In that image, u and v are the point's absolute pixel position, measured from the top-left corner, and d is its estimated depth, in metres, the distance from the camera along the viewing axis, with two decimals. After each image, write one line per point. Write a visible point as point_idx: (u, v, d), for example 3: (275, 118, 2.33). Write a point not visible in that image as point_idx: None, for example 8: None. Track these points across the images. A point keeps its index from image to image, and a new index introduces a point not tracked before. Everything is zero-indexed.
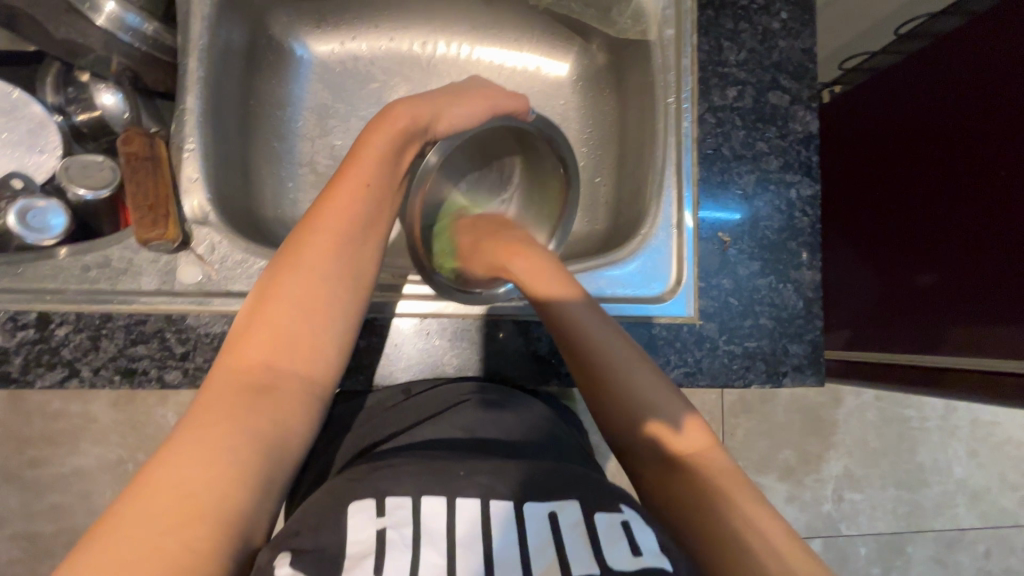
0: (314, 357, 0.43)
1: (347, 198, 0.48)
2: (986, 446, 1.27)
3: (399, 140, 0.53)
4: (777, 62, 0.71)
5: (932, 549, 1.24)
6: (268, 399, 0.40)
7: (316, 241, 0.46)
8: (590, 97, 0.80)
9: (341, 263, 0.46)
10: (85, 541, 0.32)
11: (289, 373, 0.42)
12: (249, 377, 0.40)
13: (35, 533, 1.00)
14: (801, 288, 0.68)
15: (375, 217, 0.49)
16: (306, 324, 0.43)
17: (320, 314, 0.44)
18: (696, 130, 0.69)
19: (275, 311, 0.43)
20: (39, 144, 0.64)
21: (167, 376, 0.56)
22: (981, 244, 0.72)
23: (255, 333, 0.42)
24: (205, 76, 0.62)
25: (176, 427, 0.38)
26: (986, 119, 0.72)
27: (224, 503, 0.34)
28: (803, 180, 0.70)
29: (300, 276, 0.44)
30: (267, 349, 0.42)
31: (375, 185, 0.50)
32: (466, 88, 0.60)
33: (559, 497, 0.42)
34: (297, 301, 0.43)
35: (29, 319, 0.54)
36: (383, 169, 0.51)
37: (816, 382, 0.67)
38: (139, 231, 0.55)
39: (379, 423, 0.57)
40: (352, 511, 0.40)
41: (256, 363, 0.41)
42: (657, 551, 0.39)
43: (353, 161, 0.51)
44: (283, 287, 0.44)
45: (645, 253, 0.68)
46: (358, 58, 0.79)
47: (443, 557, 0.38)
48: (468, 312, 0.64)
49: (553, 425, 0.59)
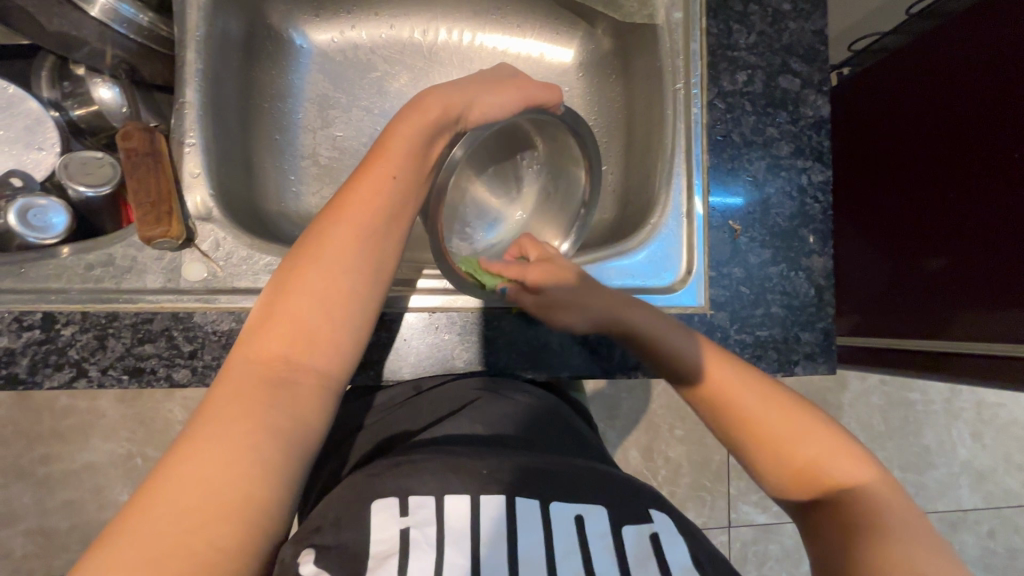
0: (332, 351, 0.42)
1: (370, 190, 0.47)
2: (991, 428, 1.28)
3: (428, 131, 0.51)
4: (787, 45, 0.69)
5: (937, 530, 1.25)
6: (286, 394, 0.39)
7: (340, 232, 0.44)
8: (595, 83, 0.79)
9: (363, 255, 0.45)
10: (109, 529, 0.33)
11: (307, 367, 0.41)
12: (268, 370, 0.39)
13: (49, 529, 1.01)
14: (812, 276, 0.67)
15: (400, 209, 0.48)
16: (327, 317, 0.42)
17: (341, 306, 0.43)
18: (706, 117, 0.68)
19: (293, 301, 0.42)
20: (37, 141, 0.62)
21: (176, 375, 0.55)
22: (990, 229, 0.71)
23: (274, 322, 0.41)
24: (204, 68, 0.61)
25: (195, 415, 0.37)
26: (1001, 100, 0.70)
27: (244, 501, 0.34)
28: (815, 166, 0.69)
29: (322, 267, 0.43)
30: (286, 340, 0.41)
31: (401, 176, 0.48)
32: (496, 76, 0.57)
33: (583, 501, 0.42)
34: (317, 293, 0.42)
35: (35, 319, 0.53)
36: (412, 159, 0.49)
37: (826, 371, 0.66)
38: (142, 229, 0.54)
39: (396, 419, 0.58)
40: (375, 510, 0.39)
41: (277, 354, 0.40)
42: (687, 567, 0.39)
43: (380, 150, 0.49)
44: (303, 279, 0.42)
45: (654, 243, 0.67)
46: (358, 46, 0.77)
47: (465, 557, 0.38)
48: (474, 305, 0.63)
49: (564, 421, 0.60)
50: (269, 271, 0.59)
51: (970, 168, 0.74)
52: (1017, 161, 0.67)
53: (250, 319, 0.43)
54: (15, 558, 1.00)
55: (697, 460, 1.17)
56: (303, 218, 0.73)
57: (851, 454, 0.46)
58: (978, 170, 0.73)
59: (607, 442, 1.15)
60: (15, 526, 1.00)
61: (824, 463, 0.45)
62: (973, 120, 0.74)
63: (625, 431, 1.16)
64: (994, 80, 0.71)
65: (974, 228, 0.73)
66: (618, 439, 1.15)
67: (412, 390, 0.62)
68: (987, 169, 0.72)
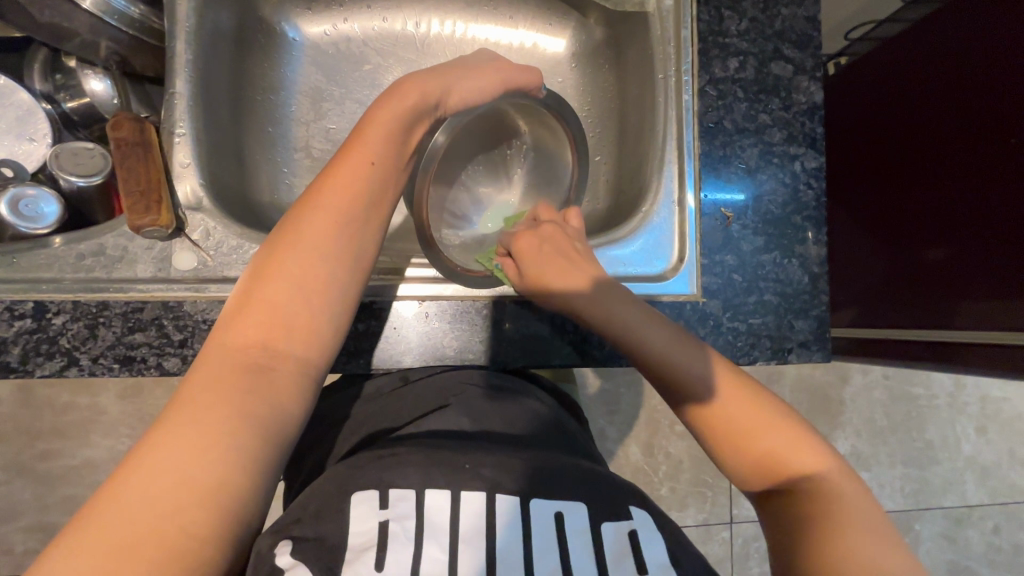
0: (310, 337, 0.42)
1: (348, 176, 0.46)
2: (996, 422, 1.26)
3: (407, 117, 0.51)
4: (779, 32, 0.69)
5: (940, 525, 1.24)
6: (263, 380, 0.39)
7: (317, 218, 0.44)
8: (588, 74, 0.78)
9: (342, 241, 0.44)
10: (80, 516, 0.32)
11: (286, 352, 0.40)
12: (245, 356, 0.39)
13: (51, 524, 1.01)
14: (806, 263, 0.67)
15: (379, 196, 0.48)
16: (304, 303, 0.42)
17: (319, 293, 0.42)
18: (697, 104, 0.68)
19: (270, 287, 0.41)
20: (28, 132, 0.63)
21: (167, 363, 0.55)
22: (989, 217, 0.70)
23: (251, 309, 0.41)
24: (193, 59, 0.61)
25: (171, 403, 0.37)
26: (997, 86, 0.69)
27: (221, 488, 0.34)
28: (808, 153, 0.68)
29: (299, 253, 0.43)
30: (264, 326, 0.40)
31: (379, 162, 0.48)
32: (472, 61, 0.57)
33: (565, 498, 0.42)
34: (295, 279, 0.42)
35: (25, 308, 0.53)
36: (390, 145, 0.49)
37: (822, 359, 0.66)
38: (131, 217, 0.54)
39: (384, 412, 0.57)
40: (355, 503, 0.39)
41: (254, 340, 0.40)
42: (664, 564, 0.39)
43: (358, 137, 0.49)
44: (280, 265, 0.42)
45: (647, 231, 0.67)
46: (350, 39, 0.77)
47: (444, 552, 0.38)
48: (478, 295, 0.63)
49: (551, 413, 0.60)
50: None
51: (966, 153, 0.73)
52: (1015, 148, 0.67)
53: (227, 307, 0.43)
54: (17, 554, 1.01)
55: (697, 455, 1.16)
56: None
57: (811, 444, 0.46)
58: (976, 157, 0.72)
59: (606, 437, 1.15)
60: (17, 522, 1.01)
61: (785, 454, 0.45)
62: (968, 106, 0.73)
63: (624, 426, 1.15)
64: (990, 65, 0.70)
65: (971, 215, 0.72)
66: (617, 434, 1.15)
67: (399, 381, 0.61)
68: (982, 156, 0.71)
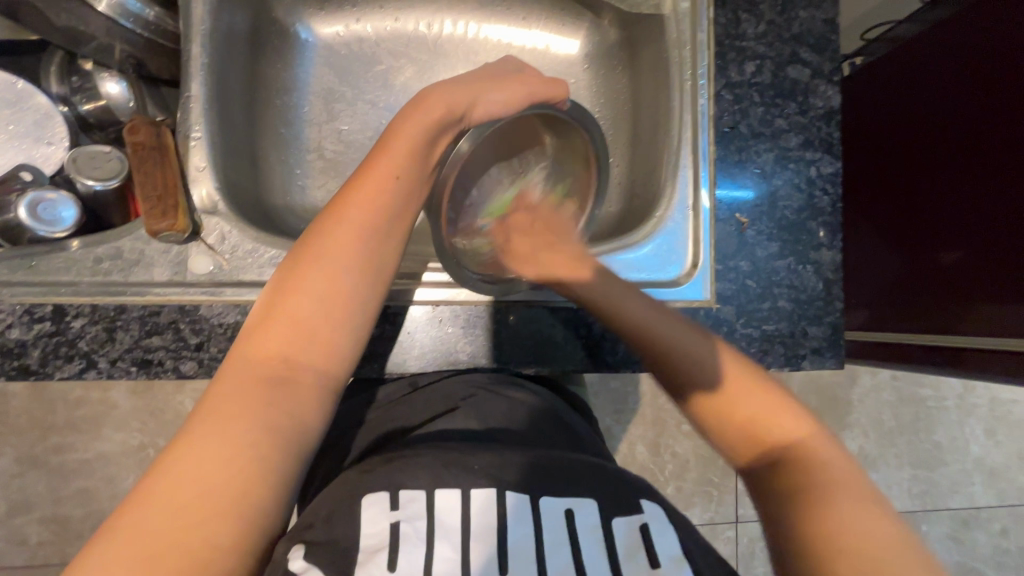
0: (331, 350, 0.42)
1: (373, 188, 0.46)
2: (1005, 425, 1.26)
3: (433, 129, 0.51)
4: (797, 35, 0.68)
5: (947, 527, 1.24)
6: (284, 391, 0.39)
7: (341, 230, 0.44)
8: (601, 75, 0.78)
9: (364, 255, 0.44)
10: (110, 522, 0.33)
11: (306, 364, 0.41)
12: (266, 368, 0.40)
13: (64, 516, 1.03)
14: (820, 269, 0.66)
15: (402, 209, 0.48)
16: (328, 318, 0.42)
17: (341, 306, 0.43)
18: (712, 108, 0.67)
19: (295, 298, 0.42)
20: (46, 135, 0.62)
21: (183, 367, 0.56)
22: (995, 222, 0.70)
23: (274, 321, 0.41)
24: (209, 62, 0.61)
25: (197, 412, 0.38)
26: (1009, 92, 0.69)
27: (246, 496, 0.35)
28: (824, 158, 0.68)
29: (323, 265, 0.43)
30: (286, 339, 0.41)
31: (404, 175, 0.48)
32: (502, 72, 0.57)
33: (574, 495, 0.42)
34: (319, 294, 0.42)
35: (45, 311, 0.54)
36: (414, 157, 0.49)
37: (834, 365, 0.66)
38: (149, 221, 0.54)
39: (389, 415, 0.58)
40: (366, 504, 0.40)
41: (277, 352, 0.40)
42: (678, 557, 0.39)
43: (383, 149, 0.49)
44: (303, 277, 0.42)
45: (660, 236, 0.67)
46: (363, 40, 0.77)
47: (456, 551, 0.38)
48: (480, 298, 0.63)
49: (558, 416, 0.59)
50: (274, 264, 0.59)
51: (977, 161, 0.73)
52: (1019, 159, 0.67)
53: (250, 319, 0.43)
54: (31, 545, 1.02)
55: (704, 454, 1.16)
56: (309, 212, 0.73)
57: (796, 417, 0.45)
58: (985, 163, 0.72)
59: (613, 437, 1.15)
60: (31, 514, 1.03)
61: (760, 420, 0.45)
62: (983, 114, 0.72)
63: (631, 425, 1.15)
64: (1003, 73, 0.70)
65: (974, 225, 0.73)
66: (624, 433, 1.15)
67: (410, 387, 0.62)
68: (988, 170, 0.71)
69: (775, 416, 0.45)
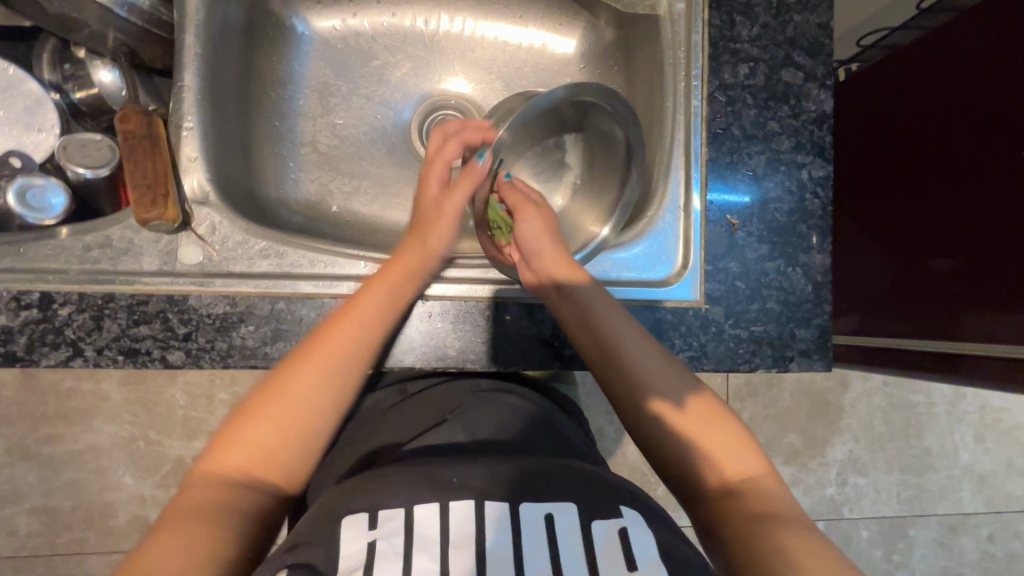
0: (293, 472, 0.47)
1: (353, 331, 0.51)
2: (994, 432, 1.26)
3: (411, 269, 0.57)
4: (791, 38, 0.68)
5: (935, 533, 1.24)
6: (251, 490, 0.44)
7: (315, 361, 0.49)
8: (596, 74, 0.78)
9: (335, 387, 0.49)
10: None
11: (268, 480, 0.45)
12: (237, 477, 0.44)
13: (54, 508, 1.03)
14: (810, 272, 0.67)
15: (373, 350, 0.52)
16: (295, 439, 0.47)
17: (311, 426, 0.47)
18: (706, 109, 0.67)
19: (258, 418, 0.46)
20: (36, 122, 0.61)
21: (171, 356, 0.55)
22: (986, 229, 0.71)
23: (240, 442, 0.45)
24: (202, 53, 0.61)
25: (179, 501, 0.42)
26: (998, 101, 0.70)
27: (214, 572, 0.39)
28: (815, 161, 0.68)
29: (294, 386, 0.48)
30: (255, 453, 0.45)
31: (378, 315, 0.53)
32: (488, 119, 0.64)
33: (553, 499, 0.43)
34: (291, 413, 0.47)
35: (32, 298, 0.54)
36: (385, 321, 0.54)
37: (822, 368, 0.66)
38: (138, 210, 0.54)
39: (378, 423, 0.60)
40: (345, 524, 0.40)
41: (247, 462, 0.45)
42: (654, 560, 0.40)
43: (365, 286, 0.54)
44: (278, 395, 0.47)
45: (651, 235, 0.67)
46: (359, 34, 0.77)
47: (434, 561, 0.39)
48: (469, 294, 0.64)
49: (550, 422, 0.59)
50: (264, 255, 0.59)
51: (967, 169, 0.73)
52: (1009, 166, 0.68)
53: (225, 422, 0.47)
54: (19, 536, 1.02)
55: None
56: (301, 205, 0.73)
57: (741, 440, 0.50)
58: (976, 171, 0.72)
59: (604, 437, 1.15)
60: (20, 505, 1.02)
61: (726, 451, 0.49)
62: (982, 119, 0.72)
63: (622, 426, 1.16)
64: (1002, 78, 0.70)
65: (972, 230, 0.73)
66: (615, 433, 1.15)
67: (399, 395, 0.65)
68: (988, 174, 0.71)
69: (726, 450, 0.49)
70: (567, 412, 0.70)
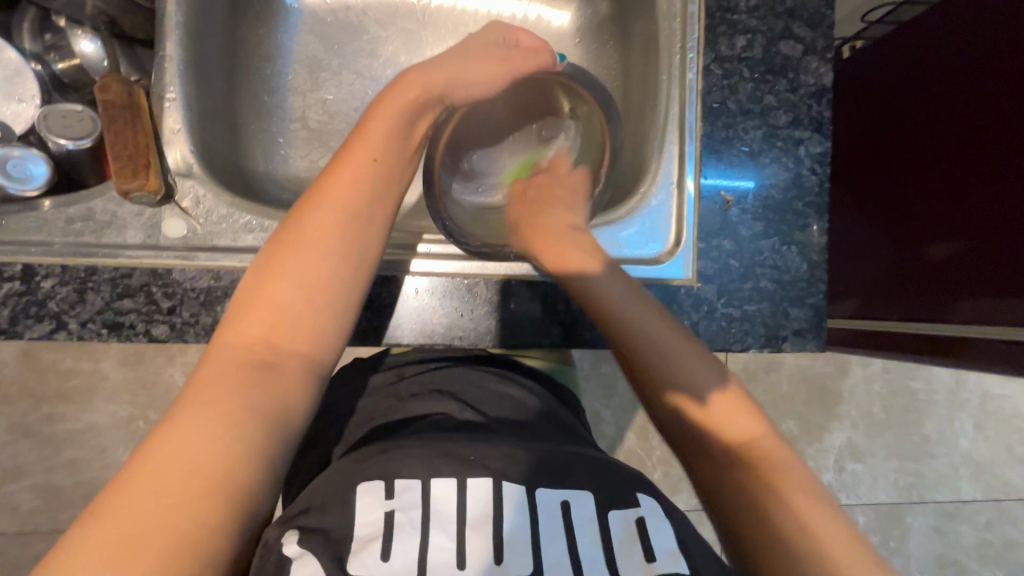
0: (314, 334, 0.43)
1: (353, 171, 0.47)
2: (995, 420, 1.25)
3: (409, 113, 0.53)
4: (791, 9, 0.66)
5: (932, 519, 1.24)
6: (271, 377, 0.40)
7: (322, 214, 0.45)
8: (592, 49, 0.76)
9: (345, 238, 0.45)
10: (91, 511, 0.33)
11: (290, 349, 0.41)
12: (250, 353, 0.40)
13: (55, 485, 1.03)
14: (806, 251, 0.65)
15: (383, 192, 0.48)
16: (307, 300, 0.43)
17: (320, 292, 0.43)
18: (701, 82, 0.66)
19: (275, 280, 0.43)
20: (17, 92, 0.60)
21: (155, 331, 0.55)
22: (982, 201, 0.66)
23: (255, 307, 0.42)
24: (184, 22, 0.60)
25: (165, 419, 0.37)
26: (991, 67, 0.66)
27: (223, 492, 0.35)
28: (813, 137, 0.66)
29: (301, 253, 0.44)
30: (268, 325, 0.42)
31: (381, 159, 0.49)
32: (475, 45, 0.59)
33: (570, 485, 0.41)
34: (298, 281, 0.43)
35: (14, 270, 0.54)
36: (390, 146, 0.50)
37: (816, 348, 0.65)
38: (118, 181, 0.53)
39: (379, 402, 0.58)
40: (361, 493, 0.39)
41: (259, 337, 0.41)
42: (673, 551, 0.39)
43: (359, 138, 0.50)
44: (284, 265, 0.43)
45: (644, 214, 0.65)
46: (350, 7, 0.75)
47: (451, 540, 0.38)
48: (463, 270, 0.63)
49: (552, 414, 0.58)
50: (249, 230, 0.58)
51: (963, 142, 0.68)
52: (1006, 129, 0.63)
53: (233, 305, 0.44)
54: (21, 513, 1.03)
55: None
56: (291, 181, 0.72)
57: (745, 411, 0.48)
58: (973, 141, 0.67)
59: (602, 421, 1.15)
60: (22, 482, 1.03)
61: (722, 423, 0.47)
62: (988, 84, 0.66)
63: (620, 410, 1.15)
64: (1014, 39, 0.63)
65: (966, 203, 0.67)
66: (613, 418, 1.15)
67: (398, 377, 0.62)
68: (991, 147, 0.65)
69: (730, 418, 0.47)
70: (566, 404, 0.66)
